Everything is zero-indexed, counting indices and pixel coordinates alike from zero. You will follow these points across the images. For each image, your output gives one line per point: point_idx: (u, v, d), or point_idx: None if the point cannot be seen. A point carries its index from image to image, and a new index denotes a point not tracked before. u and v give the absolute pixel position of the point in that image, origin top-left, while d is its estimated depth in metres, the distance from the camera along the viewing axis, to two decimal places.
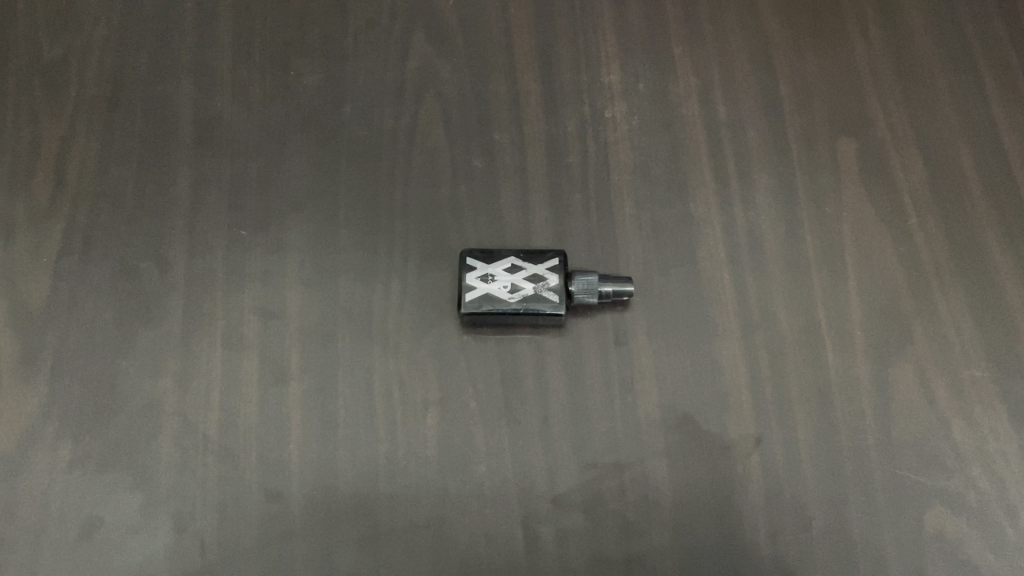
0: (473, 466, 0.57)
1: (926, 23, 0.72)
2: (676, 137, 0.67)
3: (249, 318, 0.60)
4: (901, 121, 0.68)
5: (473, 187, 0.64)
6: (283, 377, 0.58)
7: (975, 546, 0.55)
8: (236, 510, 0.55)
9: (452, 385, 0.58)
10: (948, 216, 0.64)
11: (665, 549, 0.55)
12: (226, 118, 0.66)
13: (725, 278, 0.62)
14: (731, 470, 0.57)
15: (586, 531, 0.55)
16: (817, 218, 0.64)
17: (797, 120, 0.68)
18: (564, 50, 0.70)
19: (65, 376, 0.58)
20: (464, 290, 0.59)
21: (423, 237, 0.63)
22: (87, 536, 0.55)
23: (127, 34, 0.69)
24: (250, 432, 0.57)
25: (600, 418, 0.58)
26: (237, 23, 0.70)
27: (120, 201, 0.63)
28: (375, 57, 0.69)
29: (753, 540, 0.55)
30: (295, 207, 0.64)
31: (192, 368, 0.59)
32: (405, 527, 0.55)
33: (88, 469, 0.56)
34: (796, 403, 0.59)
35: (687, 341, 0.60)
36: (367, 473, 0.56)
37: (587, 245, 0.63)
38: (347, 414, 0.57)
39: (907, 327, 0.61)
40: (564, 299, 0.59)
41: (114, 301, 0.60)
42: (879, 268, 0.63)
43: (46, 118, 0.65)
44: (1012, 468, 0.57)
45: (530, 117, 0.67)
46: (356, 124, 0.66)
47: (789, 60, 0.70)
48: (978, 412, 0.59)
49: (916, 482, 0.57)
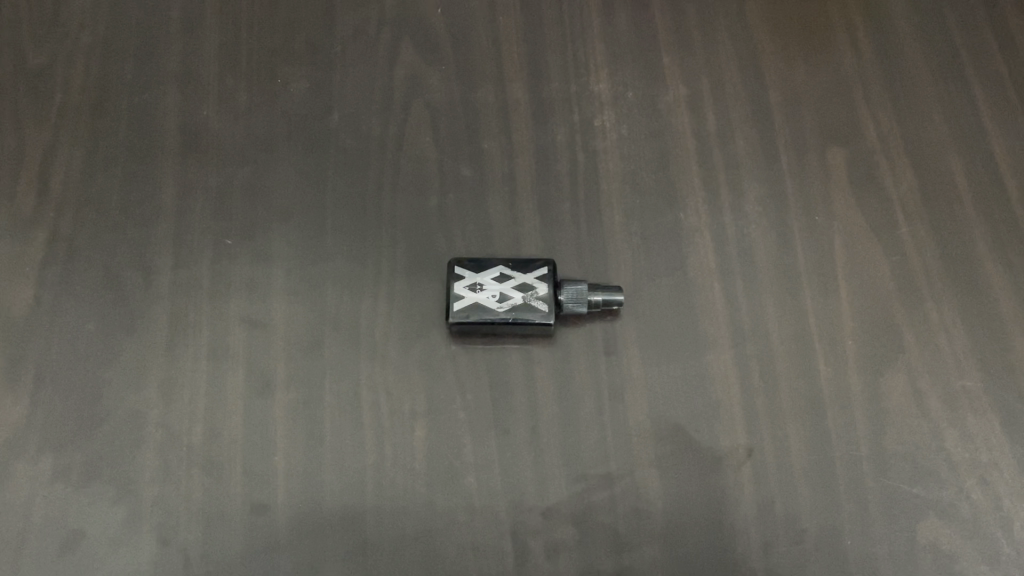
0: (462, 478, 0.56)
1: (915, 33, 0.72)
2: (665, 145, 0.67)
3: (235, 328, 0.59)
4: (891, 129, 0.68)
5: (461, 196, 0.64)
6: (268, 388, 0.58)
7: (968, 557, 0.55)
8: (221, 523, 0.54)
9: (441, 396, 0.58)
10: (938, 224, 0.64)
11: (656, 562, 0.54)
12: (213, 125, 0.66)
13: (715, 287, 0.62)
14: (723, 481, 0.56)
15: (576, 543, 0.54)
16: (807, 227, 0.64)
17: (786, 129, 0.68)
18: (554, 58, 0.69)
19: (46, 387, 0.57)
20: (453, 299, 0.58)
21: (411, 246, 0.62)
22: (66, 550, 0.54)
23: (112, 42, 0.69)
24: (234, 445, 0.56)
25: (591, 428, 0.57)
26: (225, 31, 0.69)
27: (104, 209, 0.63)
28: (362, 65, 0.68)
29: (745, 552, 0.55)
30: (283, 216, 0.63)
31: (177, 378, 0.58)
32: (392, 541, 0.54)
33: (69, 482, 0.55)
34: (788, 412, 0.58)
35: (679, 351, 0.60)
36: (354, 485, 0.55)
37: (577, 254, 0.62)
38: (333, 425, 0.57)
39: (899, 335, 0.61)
40: (553, 308, 0.58)
41: (96, 311, 0.60)
42: (868, 277, 0.62)
43: (29, 126, 0.65)
44: (1005, 478, 0.57)
45: (518, 125, 0.67)
46: (344, 133, 0.66)
47: (779, 68, 0.70)
48: (971, 422, 0.58)
49: (908, 492, 0.56)
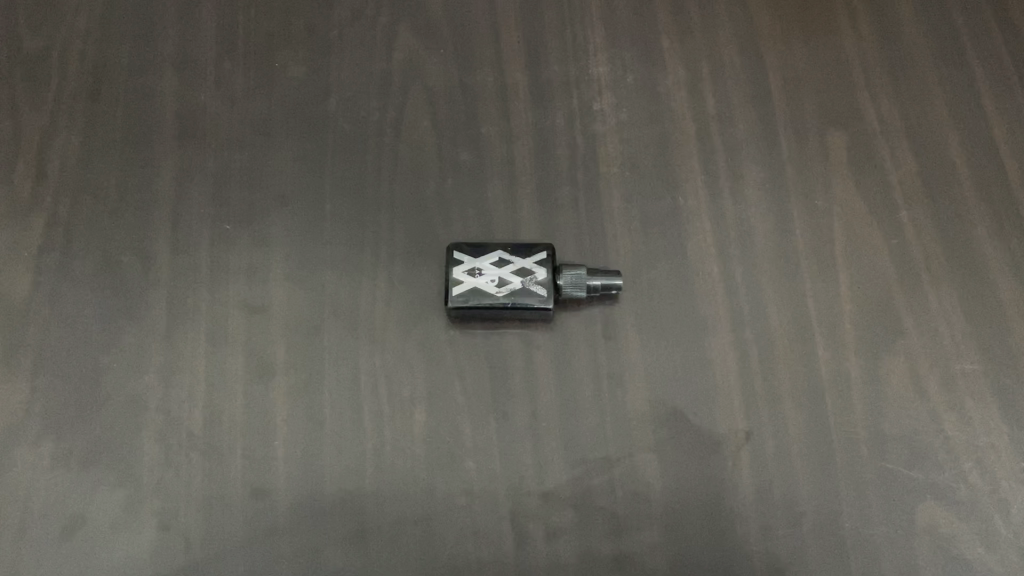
0: (462, 462, 0.56)
1: (916, 15, 0.71)
2: (665, 129, 0.66)
3: (234, 313, 0.59)
4: (891, 113, 0.67)
5: (460, 180, 0.64)
6: (268, 373, 0.58)
7: (966, 539, 0.55)
8: (221, 508, 0.54)
9: (440, 381, 0.58)
10: (937, 209, 0.64)
11: (656, 546, 0.54)
12: (210, 109, 0.66)
13: (715, 272, 0.62)
14: (722, 464, 0.57)
15: (575, 527, 0.55)
16: (807, 211, 0.64)
17: (786, 113, 0.67)
18: (553, 41, 0.69)
19: (46, 373, 0.57)
20: (452, 284, 0.58)
21: (410, 231, 0.62)
22: (67, 535, 0.54)
23: (108, 26, 0.68)
24: (234, 430, 0.56)
25: (590, 412, 0.57)
26: (221, 15, 0.69)
27: (102, 194, 0.62)
28: (360, 49, 0.68)
29: (744, 535, 0.55)
30: (281, 201, 0.63)
31: (176, 363, 0.58)
32: (392, 525, 0.54)
33: (69, 467, 0.55)
34: (787, 397, 0.58)
35: (678, 336, 0.60)
36: (354, 469, 0.55)
37: (576, 239, 0.62)
38: (333, 410, 0.57)
39: (898, 319, 0.61)
40: (553, 293, 0.58)
41: (95, 297, 0.60)
42: (868, 261, 0.62)
43: (25, 111, 0.64)
44: (1003, 461, 0.57)
45: (517, 109, 0.66)
46: (342, 117, 0.65)
47: (779, 51, 0.69)
48: (969, 406, 0.58)
49: (907, 476, 0.57)
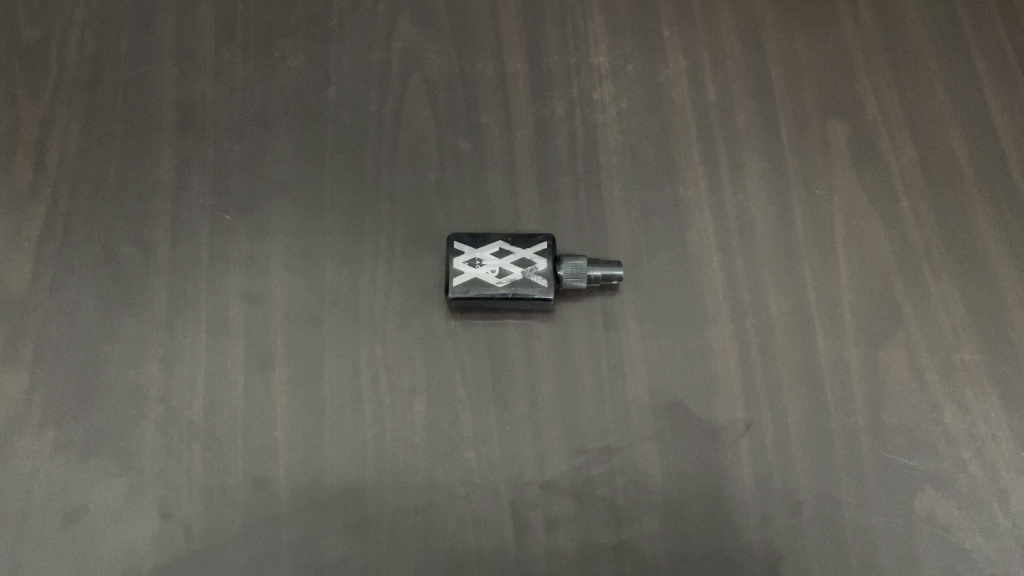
0: (462, 452, 0.56)
1: (917, 4, 0.71)
2: (665, 119, 0.66)
3: (235, 303, 0.59)
4: (892, 103, 0.67)
5: (460, 170, 0.63)
6: (268, 363, 0.58)
7: (965, 529, 0.55)
8: (222, 498, 0.55)
9: (441, 371, 0.58)
10: (938, 199, 0.64)
11: (656, 535, 0.55)
12: (209, 99, 0.65)
13: (715, 262, 0.62)
14: (722, 454, 0.57)
15: (575, 517, 0.55)
16: (808, 202, 0.64)
17: (787, 103, 0.67)
18: (553, 31, 0.69)
19: (47, 363, 0.57)
20: (452, 275, 0.58)
21: (410, 221, 0.62)
22: (69, 524, 0.54)
23: (107, 16, 0.68)
24: (235, 419, 0.56)
25: (590, 402, 0.57)
26: (220, 5, 0.69)
27: (101, 184, 0.62)
28: (359, 38, 0.68)
29: (743, 524, 0.55)
30: (281, 191, 0.63)
31: (176, 353, 0.58)
32: (392, 514, 0.55)
33: (71, 457, 0.55)
34: (787, 386, 0.58)
35: (679, 326, 0.60)
36: (354, 459, 0.56)
37: (576, 229, 0.62)
38: (333, 400, 0.57)
39: (898, 310, 0.61)
40: (553, 283, 0.58)
41: (95, 287, 0.60)
42: (868, 251, 0.62)
43: (24, 101, 0.64)
44: (1003, 451, 0.57)
45: (517, 99, 0.66)
46: (341, 107, 0.65)
47: (779, 41, 0.69)
48: (969, 395, 0.58)
49: (906, 465, 0.57)
